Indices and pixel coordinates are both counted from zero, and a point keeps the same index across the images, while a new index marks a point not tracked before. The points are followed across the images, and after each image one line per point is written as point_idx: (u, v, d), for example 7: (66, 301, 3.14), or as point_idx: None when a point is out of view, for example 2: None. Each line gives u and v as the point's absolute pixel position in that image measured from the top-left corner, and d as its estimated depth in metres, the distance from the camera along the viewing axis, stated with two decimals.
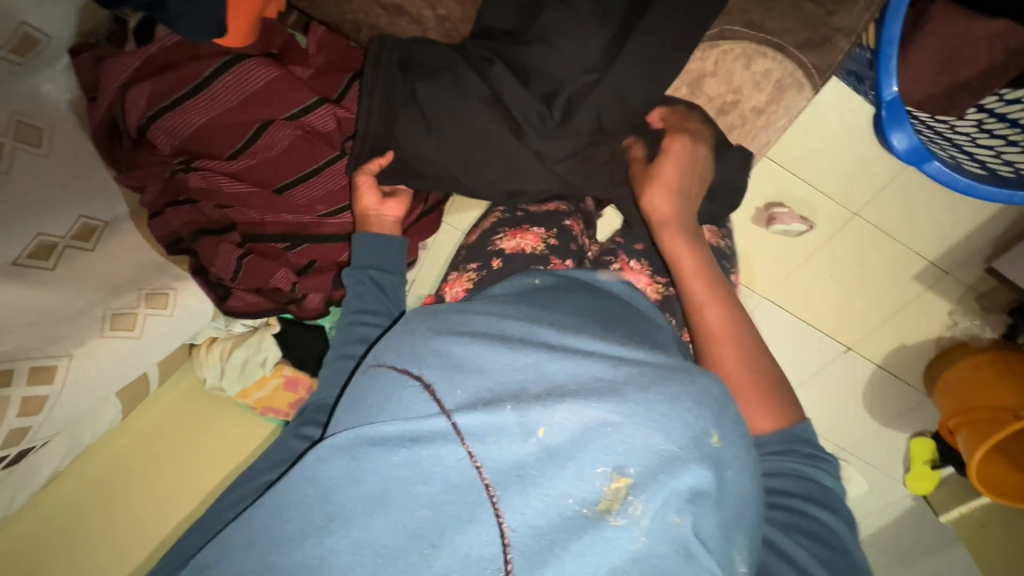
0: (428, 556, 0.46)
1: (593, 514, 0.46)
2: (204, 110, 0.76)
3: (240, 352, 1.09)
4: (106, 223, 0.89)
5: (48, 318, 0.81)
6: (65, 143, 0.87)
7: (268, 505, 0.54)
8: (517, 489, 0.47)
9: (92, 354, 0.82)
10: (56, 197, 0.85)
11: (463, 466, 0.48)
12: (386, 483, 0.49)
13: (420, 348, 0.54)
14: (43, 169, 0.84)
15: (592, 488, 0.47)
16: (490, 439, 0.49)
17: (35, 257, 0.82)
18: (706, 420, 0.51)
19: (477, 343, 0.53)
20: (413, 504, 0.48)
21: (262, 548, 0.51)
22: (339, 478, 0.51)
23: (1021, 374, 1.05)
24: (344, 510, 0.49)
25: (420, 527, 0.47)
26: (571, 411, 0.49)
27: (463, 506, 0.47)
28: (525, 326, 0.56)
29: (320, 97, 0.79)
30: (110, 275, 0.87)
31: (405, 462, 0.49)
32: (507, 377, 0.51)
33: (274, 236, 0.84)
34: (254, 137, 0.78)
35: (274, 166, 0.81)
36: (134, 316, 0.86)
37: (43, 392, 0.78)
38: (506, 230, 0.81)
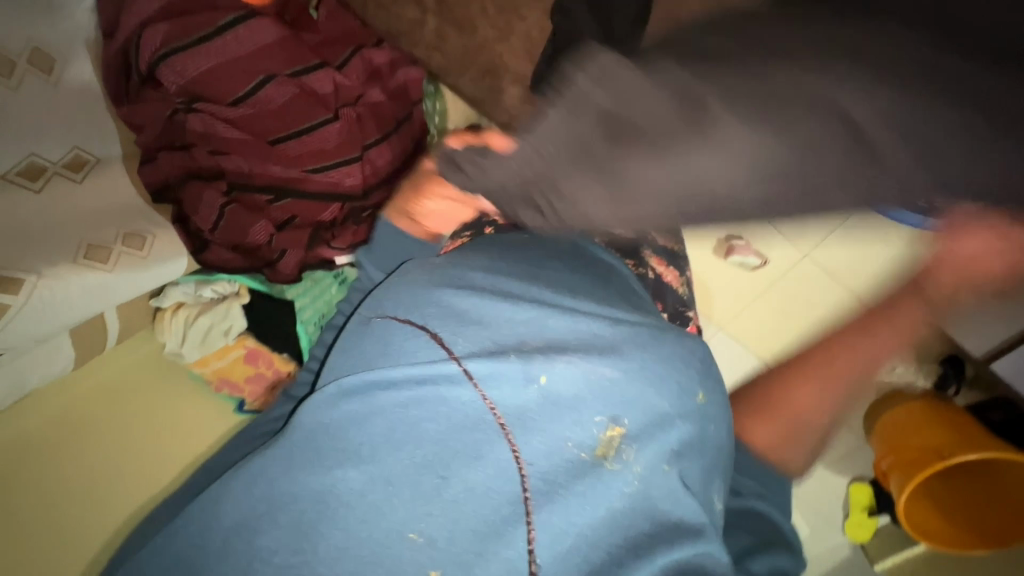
0: (440, 486, 0.54)
1: (591, 459, 0.56)
2: (213, 56, 0.81)
3: (204, 318, 0.92)
4: (97, 159, 0.93)
5: (22, 238, 0.83)
6: (75, 75, 0.91)
7: (281, 452, 0.59)
8: (529, 429, 0.56)
9: (61, 278, 0.84)
10: (52, 125, 0.88)
11: (477, 405, 0.57)
12: (399, 420, 0.57)
13: (420, 298, 0.64)
14: (47, 94, 0.87)
15: (591, 435, 0.57)
16: (499, 382, 0.57)
17: (24, 176, 0.85)
18: (688, 378, 0.64)
19: (476, 296, 0.64)
20: (428, 443, 0.55)
21: (271, 484, 0.57)
22: (349, 418, 0.58)
23: (949, 418, 1.09)
24: (352, 446, 0.57)
25: (427, 462, 0.55)
26: (570, 360, 0.59)
27: (471, 443, 0.56)
28: (520, 284, 0.68)
29: (322, 62, 0.86)
30: (91, 209, 0.90)
31: (413, 402, 0.57)
32: (507, 330, 0.62)
33: (260, 187, 0.88)
34: (256, 88, 0.82)
35: (272, 119, 0.84)
36: (110, 250, 0.90)
37: (7, 302, 0.79)
38: None
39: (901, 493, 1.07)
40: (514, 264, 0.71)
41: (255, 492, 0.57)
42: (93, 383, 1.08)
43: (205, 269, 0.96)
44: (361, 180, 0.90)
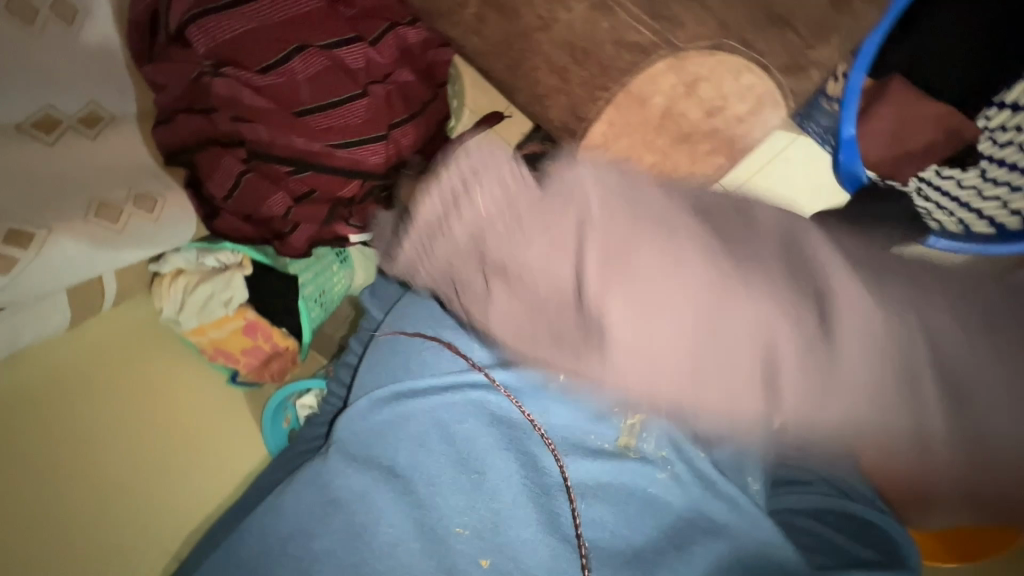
0: (477, 478, 0.76)
1: (614, 448, 0.76)
2: (246, 19, 0.78)
3: (206, 287, 0.96)
4: (113, 117, 0.90)
5: (35, 192, 0.81)
6: (96, 27, 0.86)
7: (337, 455, 0.78)
8: (556, 428, 0.76)
9: (72, 232, 0.83)
10: (71, 75, 0.84)
11: (507, 407, 0.78)
12: (453, 427, 0.78)
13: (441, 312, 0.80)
14: (66, 44, 0.83)
15: (610, 435, 0.75)
16: (522, 387, 0.76)
17: (37, 128, 0.82)
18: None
19: None
20: (479, 442, 0.77)
21: (359, 482, 0.77)
22: (393, 423, 0.79)
23: None
24: (403, 451, 0.78)
25: (468, 460, 0.77)
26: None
27: (495, 440, 0.77)
28: None
29: (356, 35, 0.83)
30: (103, 166, 0.88)
31: (448, 408, 0.78)
32: None
33: (279, 158, 0.86)
34: (285, 57, 0.80)
35: (299, 89, 0.82)
36: (120, 211, 0.88)
37: (16, 255, 0.77)
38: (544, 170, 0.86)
39: None
40: None
41: (335, 493, 0.76)
42: (84, 347, 1.02)
43: (210, 235, 0.97)
44: (384, 160, 0.89)
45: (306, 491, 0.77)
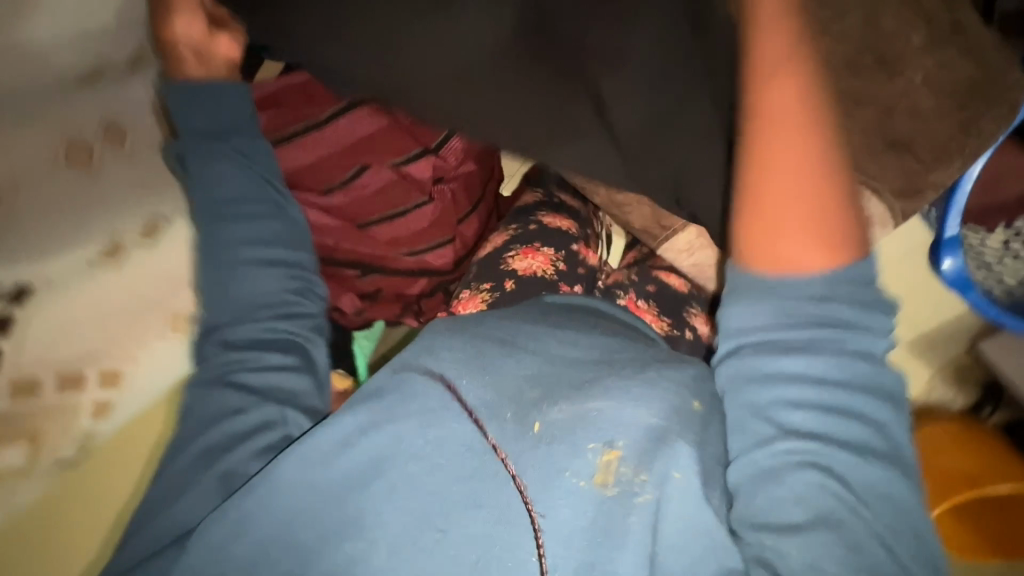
0: (439, 542, 0.53)
1: (591, 488, 0.53)
2: (317, 147, 0.77)
3: None
4: (170, 222, 0.83)
5: (112, 323, 0.77)
6: (143, 145, 0.81)
7: (280, 509, 0.58)
8: (536, 474, 0.54)
9: (152, 357, 0.81)
10: (125, 193, 0.79)
11: (484, 456, 0.56)
12: (408, 478, 0.56)
13: (430, 346, 0.65)
14: (122, 168, 0.78)
15: (587, 464, 0.54)
16: (501, 432, 0.57)
17: (105, 257, 0.76)
18: (688, 395, 0.60)
19: (490, 348, 0.65)
20: (422, 499, 0.55)
21: (291, 541, 0.57)
22: (340, 489, 0.58)
23: (979, 442, 1.15)
24: (351, 518, 0.56)
25: (427, 515, 0.54)
26: (564, 407, 0.58)
27: (469, 493, 0.55)
28: (537, 332, 0.67)
29: (423, 149, 0.79)
30: (170, 273, 0.83)
31: (415, 461, 0.57)
32: (511, 378, 0.61)
33: (347, 262, 0.83)
34: (352, 176, 0.78)
35: (364, 204, 0.80)
36: (190, 318, 0.85)
37: (111, 396, 0.78)
38: (517, 248, 0.85)
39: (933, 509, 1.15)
40: (530, 313, 0.72)
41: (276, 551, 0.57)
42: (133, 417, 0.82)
43: None
44: (451, 259, 0.87)
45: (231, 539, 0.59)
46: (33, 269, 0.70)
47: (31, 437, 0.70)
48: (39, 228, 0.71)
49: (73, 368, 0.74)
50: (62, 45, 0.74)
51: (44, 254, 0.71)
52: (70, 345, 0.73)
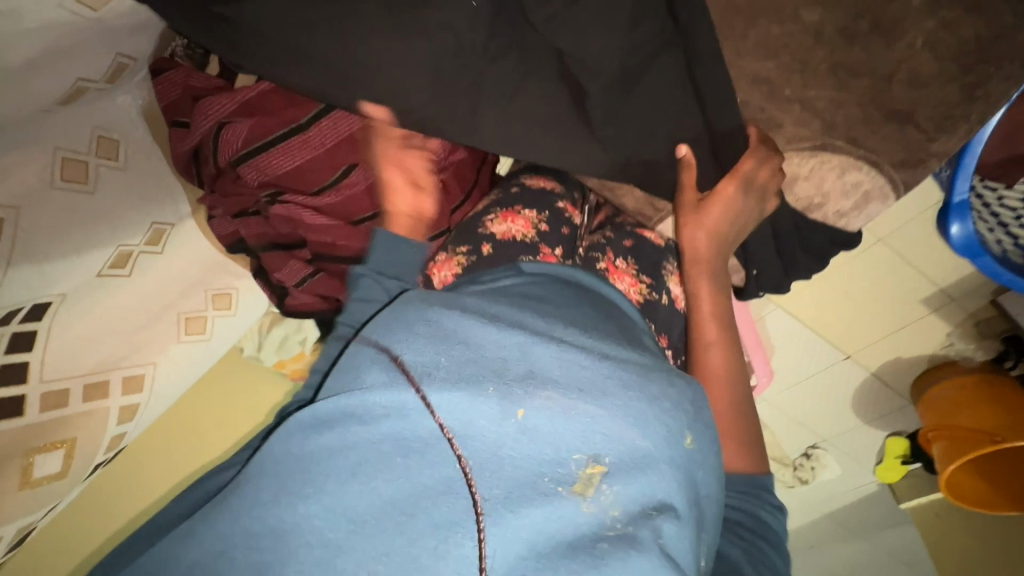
0: (401, 524, 0.43)
1: (568, 497, 0.45)
2: (306, 149, 0.77)
3: (279, 330, 0.97)
4: (173, 225, 0.87)
5: (130, 327, 0.81)
6: (139, 153, 0.85)
7: (242, 479, 0.51)
8: (498, 469, 0.45)
9: (170, 358, 0.84)
10: (126, 203, 0.82)
11: (436, 443, 0.46)
12: (359, 463, 0.46)
13: (414, 318, 0.54)
14: (121, 180, 0.82)
15: (568, 471, 0.46)
16: (471, 415, 0.46)
17: (115, 267, 0.80)
18: (682, 421, 0.51)
19: (468, 317, 0.53)
20: (355, 492, 0.44)
21: (223, 524, 0.47)
22: (313, 453, 0.48)
23: (1002, 399, 1.11)
24: (278, 496, 0.46)
25: (394, 496, 0.44)
26: (551, 395, 0.48)
27: (433, 481, 0.45)
28: (517, 310, 0.56)
29: (408, 143, 0.80)
30: (180, 276, 0.87)
31: (389, 436, 0.46)
32: (491, 351, 0.50)
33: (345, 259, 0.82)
34: (340, 178, 0.78)
35: (356, 203, 0.80)
36: (204, 318, 0.89)
37: (136, 400, 0.80)
38: (496, 212, 0.77)
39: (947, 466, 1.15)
40: (515, 291, 0.60)
41: (209, 532, 0.48)
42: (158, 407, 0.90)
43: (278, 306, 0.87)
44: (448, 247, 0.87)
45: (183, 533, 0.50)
46: (51, 284, 0.73)
47: (68, 441, 0.73)
48: (52, 247, 0.73)
49: (99, 376, 0.77)
50: (44, 66, 0.73)
51: (58, 268, 0.74)
52: (90, 357, 0.76)
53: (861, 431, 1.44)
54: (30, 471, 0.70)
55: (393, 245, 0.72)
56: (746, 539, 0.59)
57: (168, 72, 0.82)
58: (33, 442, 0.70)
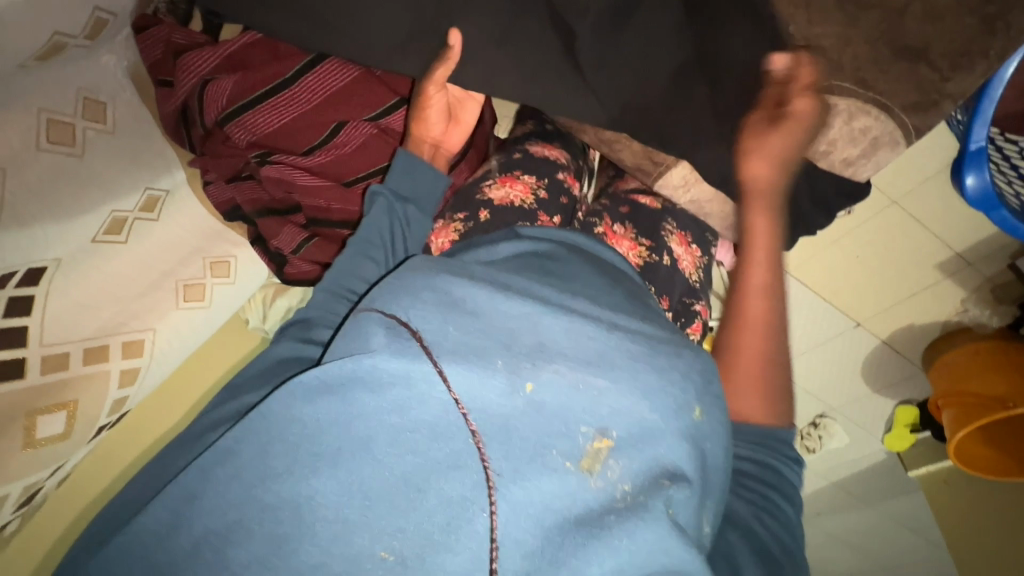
0: (414, 501, 0.41)
1: (575, 473, 0.43)
2: (291, 106, 0.76)
3: (285, 300, 0.96)
4: (168, 192, 0.88)
5: (129, 292, 0.81)
6: (128, 116, 0.85)
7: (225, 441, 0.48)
8: (510, 441, 0.43)
9: (171, 325, 0.85)
10: (117, 169, 0.82)
11: (449, 417, 0.43)
12: (370, 433, 0.43)
13: (417, 284, 0.50)
14: (112, 144, 0.82)
15: (574, 445, 0.43)
16: (480, 388, 0.44)
17: (109, 233, 0.80)
18: (690, 392, 0.48)
19: (475, 286, 0.50)
20: (368, 468, 0.43)
21: (227, 496, 0.45)
22: (322, 424, 0.45)
23: (1017, 366, 1.08)
24: (278, 471, 0.44)
25: (407, 473, 0.42)
26: (559, 368, 0.45)
27: (445, 453, 0.43)
28: (525, 280, 0.52)
29: (400, 98, 0.78)
30: (178, 244, 0.87)
31: (396, 409, 0.44)
32: (499, 324, 0.48)
33: (340, 223, 0.81)
34: (330, 136, 0.77)
35: (347, 162, 0.79)
36: (203, 286, 0.89)
37: (136, 364, 0.81)
38: (494, 177, 0.73)
39: (956, 433, 1.12)
40: (519, 256, 0.56)
41: (210, 510, 0.45)
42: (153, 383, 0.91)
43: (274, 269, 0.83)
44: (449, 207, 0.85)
45: (166, 498, 0.48)
46: (46, 248, 0.74)
47: (69, 404, 0.74)
48: (42, 212, 0.73)
49: (98, 341, 0.77)
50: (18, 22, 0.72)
51: (52, 233, 0.74)
52: (90, 320, 0.76)
53: (870, 401, 1.41)
54: (34, 432, 0.70)
55: (414, 170, 0.66)
56: (763, 496, 0.53)
57: (154, 29, 0.81)
58: (36, 403, 0.70)
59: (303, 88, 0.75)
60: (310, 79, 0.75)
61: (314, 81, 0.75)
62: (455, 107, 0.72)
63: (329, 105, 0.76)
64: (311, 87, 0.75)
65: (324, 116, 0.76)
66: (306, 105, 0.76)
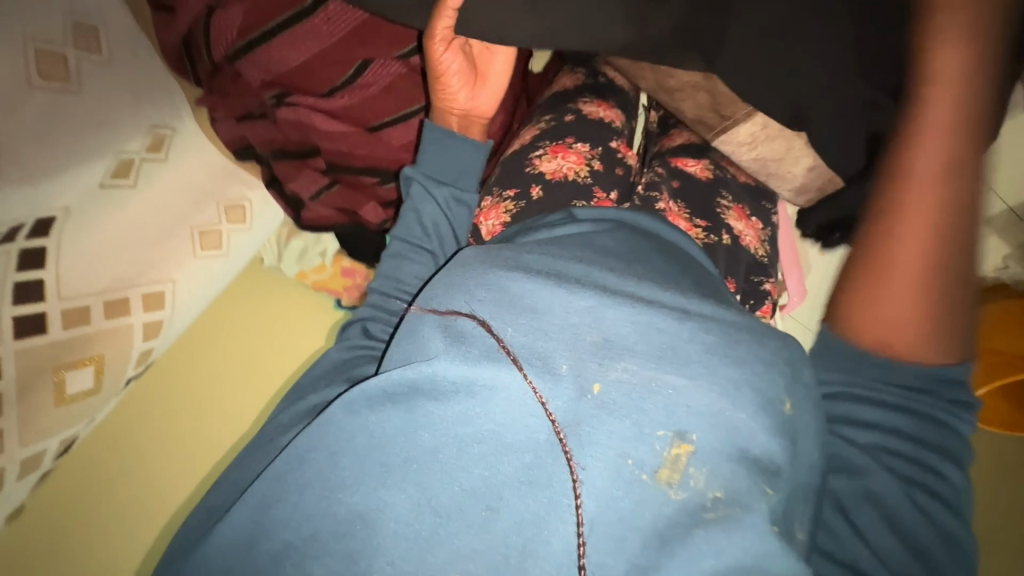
0: (486, 518, 0.43)
1: (652, 484, 0.42)
2: (310, 42, 0.67)
3: (299, 240, 0.93)
4: (175, 130, 0.80)
5: (146, 239, 0.76)
6: (124, 44, 0.76)
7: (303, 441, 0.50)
8: (592, 444, 0.42)
9: (189, 274, 0.81)
10: (117, 106, 0.74)
11: (530, 412, 0.44)
12: (438, 443, 0.45)
13: (473, 281, 0.50)
14: (110, 76, 0.74)
15: (651, 452, 0.42)
16: (550, 389, 0.44)
17: (116, 177, 0.74)
18: (777, 385, 0.45)
19: (533, 281, 0.49)
20: (438, 483, 0.44)
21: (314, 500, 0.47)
22: (393, 432, 0.47)
23: None
24: (349, 479, 0.46)
25: (475, 488, 0.43)
26: (629, 368, 0.44)
27: (515, 469, 0.43)
28: (585, 267, 0.50)
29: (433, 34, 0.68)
30: (189, 184, 0.81)
31: (460, 418, 0.45)
32: (562, 320, 0.47)
33: (363, 168, 0.76)
34: (353, 75, 0.69)
35: (372, 105, 0.71)
36: (218, 233, 0.84)
37: (159, 317, 0.78)
38: (545, 146, 0.64)
39: None
40: (577, 239, 0.53)
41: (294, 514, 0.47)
42: (195, 347, 0.90)
43: (297, 219, 0.79)
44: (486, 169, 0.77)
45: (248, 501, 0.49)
46: (50, 197, 0.69)
47: (96, 358, 0.72)
48: (44, 158, 0.68)
49: (118, 294, 0.74)
50: None
51: (61, 180, 0.69)
52: (106, 274, 0.73)
53: None
54: (63, 388, 0.69)
55: (448, 146, 0.60)
56: (916, 455, 0.50)
57: None
58: (63, 360, 0.69)
59: (317, 23, 0.66)
60: (323, 15, 0.66)
61: (327, 18, 0.66)
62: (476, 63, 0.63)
63: (347, 42, 0.67)
64: (325, 20, 0.66)
65: (342, 54, 0.67)
66: (323, 40, 0.67)
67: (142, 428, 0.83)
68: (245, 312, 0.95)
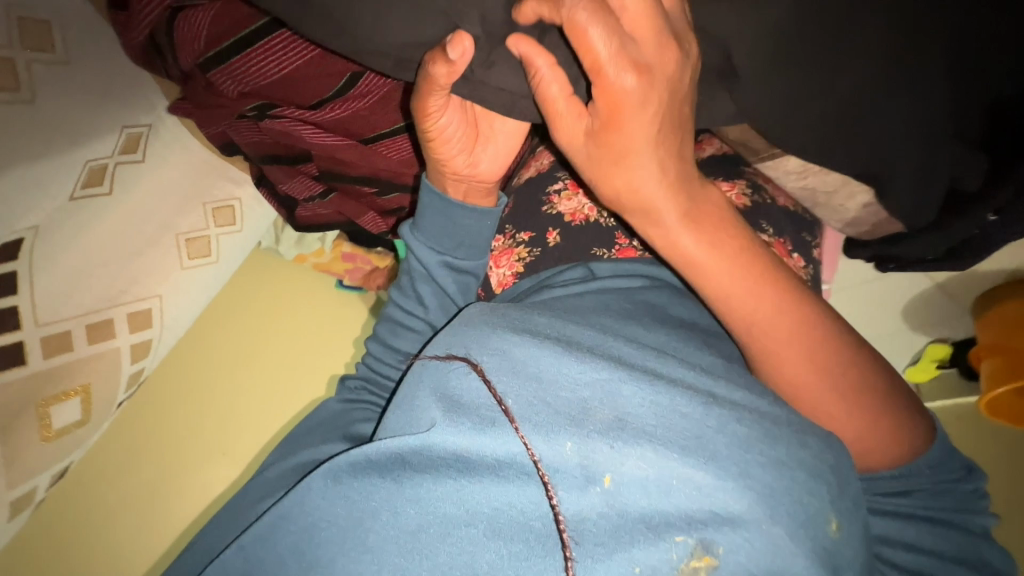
0: None
1: None
2: (288, 54, 0.58)
3: None
4: (150, 126, 0.72)
5: (125, 255, 0.70)
6: (82, 39, 0.67)
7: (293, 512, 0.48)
8: (594, 546, 0.39)
9: (177, 287, 0.76)
10: (79, 108, 0.66)
11: (535, 504, 0.40)
12: (422, 521, 0.42)
13: (476, 340, 0.45)
14: (69, 77, 0.65)
15: (666, 559, 0.38)
16: (556, 474, 0.40)
17: (90, 185, 0.67)
18: (824, 503, 0.39)
19: (542, 346, 0.43)
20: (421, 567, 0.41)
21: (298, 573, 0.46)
22: (379, 505, 0.44)
23: None
24: (332, 561, 0.45)
25: None
26: (645, 456, 0.38)
27: (507, 551, 0.40)
28: (598, 336, 0.45)
29: None
30: (173, 188, 0.73)
31: (451, 496, 0.42)
32: (569, 394, 0.41)
33: (361, 179, 0.69)
34: (342, 88, 0.59)
35: (366, 118, 0.62)
36: (207, 238, 0.78)
37: (148, 337, 0.74)
38: (565, 179, 0.58)
39: None
40: (591, 306, 0.48)
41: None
42: (195, 352, 0.91)
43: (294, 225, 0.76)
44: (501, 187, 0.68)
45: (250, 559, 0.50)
46: (13, 218, 0.61)
47: (82, 388, 0.68)
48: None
49: (101, 315, 0.69)
50: None
51: (27, 198, 0.62)
52: (82, 299, 0.67)
53: None
54: (49, 422, 0.65)
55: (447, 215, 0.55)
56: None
57: None
58: (46, 395, 0.65)
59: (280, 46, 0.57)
60: (283, 42, 0.57)
61: (286, 48, 0.57)
62: (479, 120, 0.51)
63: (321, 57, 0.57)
64: (290, 44, 0.57)
65: (323, 69, 0.58)
66: (295, 57, 0.58)
67: (148, 437, 0.85)
68: (246, 317, 0.94)
